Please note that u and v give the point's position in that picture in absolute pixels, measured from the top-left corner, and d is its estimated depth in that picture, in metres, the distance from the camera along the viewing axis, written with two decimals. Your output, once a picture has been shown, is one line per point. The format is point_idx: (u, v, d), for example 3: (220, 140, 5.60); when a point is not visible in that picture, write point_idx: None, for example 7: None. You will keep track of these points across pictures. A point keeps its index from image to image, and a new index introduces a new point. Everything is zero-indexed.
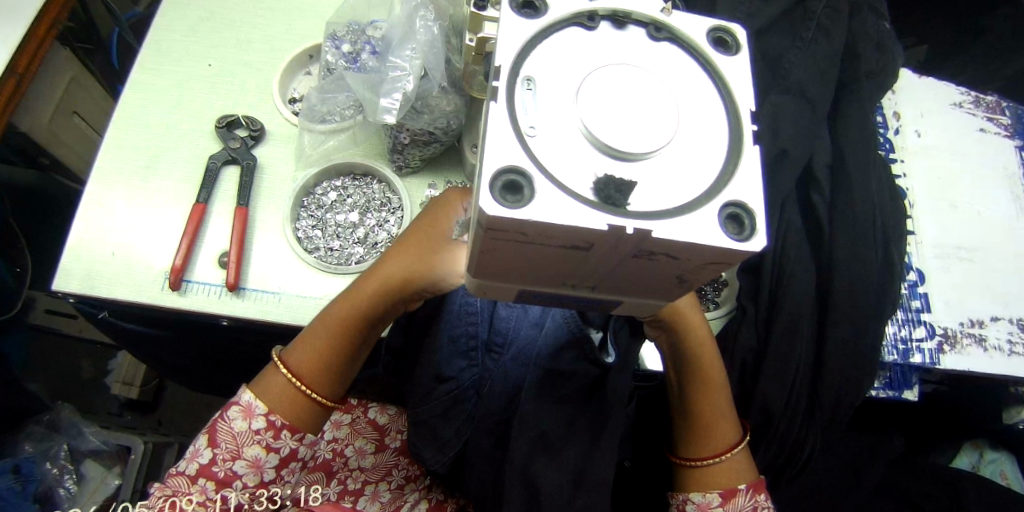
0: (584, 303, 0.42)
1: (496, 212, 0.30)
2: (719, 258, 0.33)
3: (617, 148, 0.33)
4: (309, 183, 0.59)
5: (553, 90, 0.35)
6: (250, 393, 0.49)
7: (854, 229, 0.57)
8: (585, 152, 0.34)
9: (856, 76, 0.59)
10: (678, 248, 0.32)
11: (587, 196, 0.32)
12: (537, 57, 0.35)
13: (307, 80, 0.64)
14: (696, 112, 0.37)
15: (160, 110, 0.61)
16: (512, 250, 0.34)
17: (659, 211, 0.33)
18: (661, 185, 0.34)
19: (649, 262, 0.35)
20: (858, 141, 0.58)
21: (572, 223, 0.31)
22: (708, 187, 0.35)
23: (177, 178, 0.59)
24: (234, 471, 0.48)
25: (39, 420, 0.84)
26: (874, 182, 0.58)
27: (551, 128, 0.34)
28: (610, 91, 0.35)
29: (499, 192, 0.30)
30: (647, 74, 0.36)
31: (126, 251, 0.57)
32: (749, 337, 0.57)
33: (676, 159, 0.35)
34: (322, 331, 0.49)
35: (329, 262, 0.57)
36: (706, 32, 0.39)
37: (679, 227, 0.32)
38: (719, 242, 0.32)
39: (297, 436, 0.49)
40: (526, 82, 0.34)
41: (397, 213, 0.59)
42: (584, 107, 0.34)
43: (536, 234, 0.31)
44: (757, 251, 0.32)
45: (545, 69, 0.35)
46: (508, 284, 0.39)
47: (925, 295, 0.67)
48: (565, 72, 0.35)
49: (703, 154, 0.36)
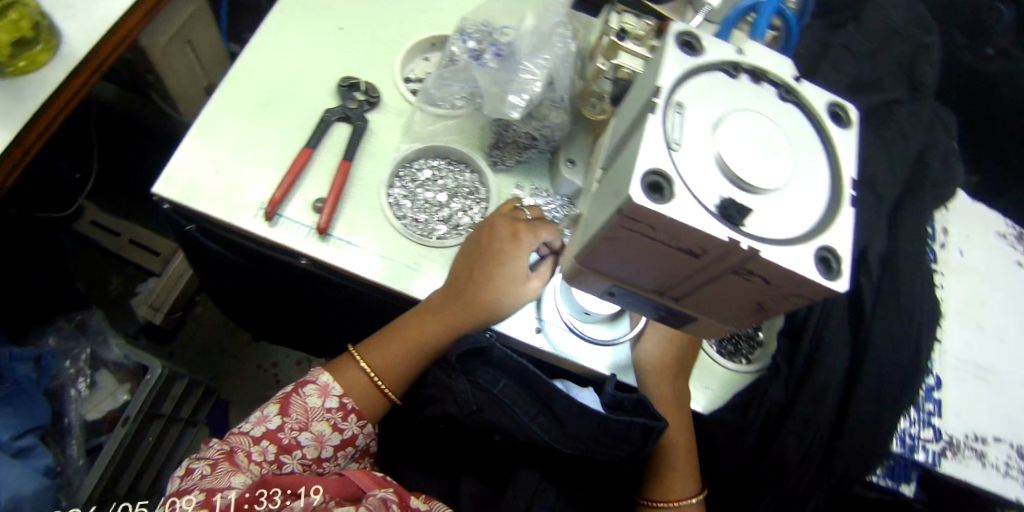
0: (662, 311, 0.48)
1: (640, 201, 0.35)
2: (806, 289, 0.39)
3: (744, 178, 0.38)
4: (410, 156, 0.63)
5: (697, 119, 0.40)
6: (327, 376, 0.57)
7: (893, 319, 0.61)
8: (714, 175, 0.39)
9: (922, 184, 0.65)
10: (777, 271, 0.38)
11: (712, 206, 0.38)
12: (688, 90, 0.41)
13: (424, 64, 0.69)
14: (808, 169, 0.42)
15: (290, 56, 0.66)
16: (633, 241, 0.39)
17: (767, 238, 0.38)
18: (774, 216, 0.39)
19: (744, 281, 0.40)
20: (913, 239, 0.63)
21: (700, 227, 0.36)
22: (807, 230, 0.40)
23: (291, 120, 0.63)
24: (297, 440, 0.54)
25: (70, 318, 0.86)
26: (920, 281, 0.63)
27: (691, 146, 0.39)
28: (745, 131, 0.40)
29: (644, 187, 0.36)
30: (775, 126, 0.42)
31: (229, 173, 0.60)
32: (778, 393, 0.60)
33: (788, 198, 0.40)
34: (397, 342, 0.58)
35: (414, 232, 0.61)
36: (827, 105, 0.44)
37: (783, 254, 0.38)
38: (813, 274, 0.38)
39: (360, 422, 0.57)
40: (677, 106, 0.40)
41: (482, 204, 0.63)
42: (722, 140, 0.39)
43: (662, 231, 0.37)
44: (842, 291, 0.37)
45: (693, 100, 0.41)
46: (607, 276, 0.45)
47: (939, 400, 0.70)
48: (709, 105, 0.41)
49: (808, 202, 0.41)
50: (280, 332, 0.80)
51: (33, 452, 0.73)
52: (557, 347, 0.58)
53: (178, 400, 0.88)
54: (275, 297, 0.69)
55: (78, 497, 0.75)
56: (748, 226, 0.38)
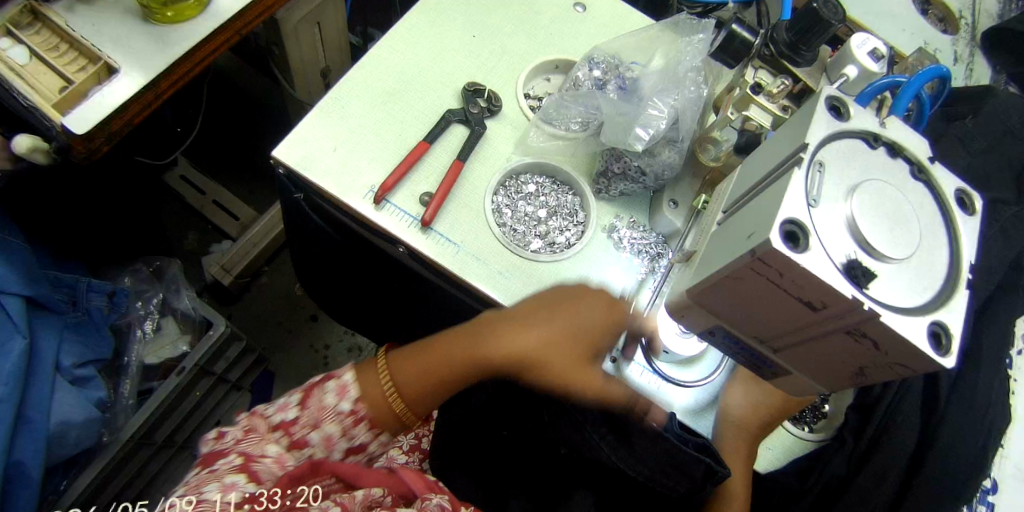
0: (754, 359, 0.48)
1: (777, 247, 0.37)
2: (915, 361, 0.40)
3: (876, 245, 0.40)
4: (518, 168, 0.66)
5: (835, 181, 0.42)
6: (349, 375, 0.55)
7: (966, 413, 0.61)
8: (844, 235, 0.40)
9: (1015, 287, 0.65)
10: (891, 340, 0.38)
11: (839, 264, 0.39)
12: (829, 151, 0.42)
13: (544, 84, 0.72)
14: (932, 247, 0.43)
15: (421, 55, 0.70)
16: (752, 286, 0.41)
17: (889, 305, 0.39)
18: (896, 286, 0.40)
19: (852, 343, 0.41)
20: (997, 337, 0.63)
21: (828, 281, 0.37)
22: (924, 306, 0.40)
23: (412, 114, 0.66)
24: (308, 438, 0.52)
25: (149, 263, 0.91)
26: (997, 382, 0.63)
27: (828, 206, 0.40)
28: (879, 200, 0.42)
29: (781, 234, 0.38)
30: (908, 202, 0.43)
31: (346, 151, 0.63)
32: (839, 466, 0.60)
33: (910, 272, 0.41)
34: (429, 357, 0.56)
35: (510, 241, 0.62)
36: (956, 190, 0.45)
37: (902, 322, 0.38)
38: (927, 347, 0.38)
39: (372, 431, 0.55)
40: (818, 165, 0.41)
41: (579, 226, 0.65)
42: (856, 204, 0.41)
43: (789, 280, 0.38)
44: (952, 369, 0.38)
45: (832, 162, 0.42)
46: (712, 314, 0.46)
47: (993, 505, 0.69)
48: (847, 170, 0.43)
49: (929, 278, 0.42)
50: (346, 311, 0.82)
51: (89, 383, 0.75)
52: (630, 379, 0.59)
53: (231, 360, 0.91)
54: (358, 279, 0.72)
55: (121, 435, 0.77)
56: (871, 290, 0.39)
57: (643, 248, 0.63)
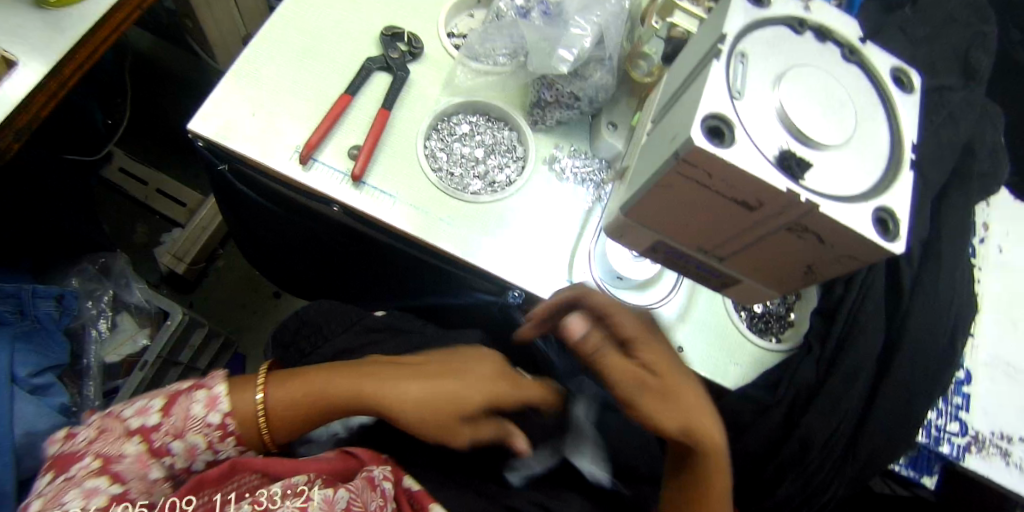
0: (703, 271, 0.46)
1: (701, 145, 0.33)
2: (859, 251, 0.37)
3: (808, 134, 0.36)
4: (449, 110, 0.63)
5: (759, 70, 0.38)
6: (224, 386, 0.50)
7: (932, 305, 0.60)
8: (774, 127, 0.36)
9: (969, 173, 0.63)
10: (834, 229, 0.35)
11: (771, 157, 0.35)
12: (750, 42, 0.39)
13: (468, 21, 0.68)
14: (870, 126, 0.39)
15: (334, 4, 0.65)
16: (683, 192, 0.37)
17: (829, 194, 0.36)
18: (835, 173, 0.37)
19: (795, 240, 0.38)
20: (956, 225, 0.62)
21: (760, 176, 0.34)
22: (866, 190, 0.37)
23: (331, 68, 0.62)
24: (167, 448, 0.47)
25: (94, 261, 0.86)
26: (960, 271, 0.61)
27: (753, 96, 0.37)
28: (809, 85, 0.38)
29: (704, 131, 0.34)
30: (840, 85, 0.40)
31: (266, 115, 0.60)
32: (809, 371, 0.59)
33: (850, 157, 0.38)
34: (304, 387, 0.51)
35: (449, 186, 0.60)
36: (890, 69, 0.42)
37: (843, 211, 0.35)
38: (872, 233, 0.35)
39: (239, 448, 0.50)
40: (739, 56, 0.38)
41: (519, 163, 0.63)
42: (784, 92, 0.37)
43: (718, 179, 0.35)
44: (899, 254, 0.35)
45: (755, 52, 0.39)
46: (650, 230, 0.43)
47: (968, 395, 0.69)
48: (771, 58, 0.39)
49: (871, 159, 0.38)
50: (303, 283, 0.80)
51: (51, 390, 0.73)
52: None
53: (195, 352, 0.89)
54: (305, 247, 0.69)
55: None
56: (807, 181, 0.35)
57: (586, 176, 0.62)
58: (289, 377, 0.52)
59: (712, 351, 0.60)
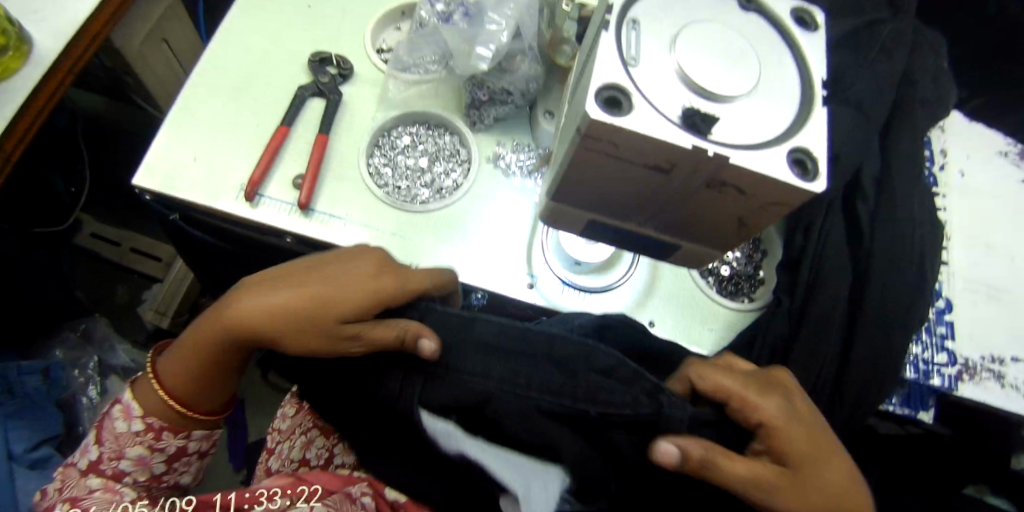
0: (645, 244, 0.45)
1: (599, 118, 0.33)
2: (783, 198, 0.36)
3: (710, 89, 0.35)
4: (386, 124, 0.63)
5: (654, 33, 0.37)
6: (129, 393, 0.46)
7: (893, 239, 0.59)
8: (675, 88, 0.36)
9: (911, 102, 0.63)
10: (752, 180, 0.35)
11: (675, 119, 0.35)
12: (642, 7, 0.38)
13: (395, 34, 0.69)
14: (774, 71, 0.38)
15: (260, 40, 0.66)
16: (600, 167, 0.37)
17: (740, 145, 0.35)
18: (744, 123, 0.36)
19: (719, 196, 0.37)
20: (906, 156, 0.61)
21: (663, 137, 0.33)
22: (779, 134, 0.36)
23: (265, 102, 0.63)
24: (119, 469, 0.45)
25: (74, 327, 0.88)
26: (917, 200, 0.61)
27: (649, 62, 0.36)
28: (708, 38, 0.37)
29: (600, 103, 0.33)
30: (738, 35, 0.39)
31: (206, 158, 0.60)
32: (781, 325, 0.59)
33: (760, 105, 0.37)
34: (189, 348, 0.43)
35: (396, 199, 0.60)
36: (790, 12, 0.41)
37: (756, 159, 0.34)
38: (789, 177, 0.34)
39: (182, 436, 0.47)
40: (631, 23, 0.37)
41: (463, 165, 0.63)
42: (681, 53, 0.36)
43: (626, 149, 0.34)
44: (819, 192, 0.34)
45: (648, 15, 0.38)
46: (582, 210, 0.42)
47: (950, 324, 0.69)
48: (667, 20, 0.38)
49: (778, 105, 0.37)
50: None
51: (50, 462, 0.73)
52: (550, 301, 0.58)
53: None
54: None
55: None
56: (714, 136, 0.35)
57: (530, 167, 0.62)
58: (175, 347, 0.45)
59: (684, 321, 0.61)
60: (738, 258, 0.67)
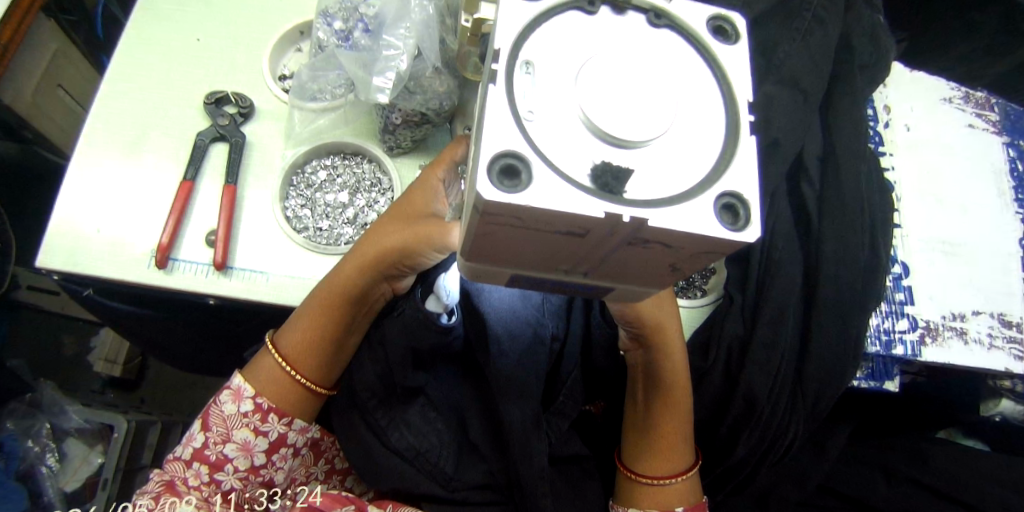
0: (574, 288, 0.40)
1: (493, 197, 0.28)
2: (714, 247, 0.32)
3: (619, 135, 0.32)
4: (298, 161, 0.58)
5: (554, 76, 0.33)
6: (241, 378, 0.54)
7: (843, 222, 0.56)
8: (583, 139, 0.32)
9: (850, 70, 0.60)
10: (673, 236, 0.31)
11: (584, 179, 0.31)
12: (535, 42, 0.34)
13: (297, 56, 0.64)
14: (693, 102, 0.35)
15: (150, 85, 0.60)
16: (507, 235, 0.32)
17: (655, 199, 0.31)
18: (659, 172, 0.32)
19: (644, 250, 0.33)
20: (850, 132, 0.58)
21: (568, 209, 0.29)
22: (703, 177, 0.33)
23: (165, 155, 0.58)
24: (224, 454, 0.52)
25: (21, 398, 0.85)
26: (864, 173, 0.58)
27: (549, 114, 0.32)
28: (614, 75, 0.33)
29: (495, 175, 0.29)
30: (647, 63, 0.35)
31: (112, 228, 0.55)
32: (736, 325, 0.57)
33: (672, 146, 0.33)
34: (319, 307, 0.52)
35: (318, 242, 0.56)
36: (706, 21, 0.38)
37: (675, 215, 0.30)
38: (716, 233, 0.30)
39: (285, 420, 0.54)
40: (524, 66, 0.33)
41: (386, 194, 0.59)
42: (585, 93, 0.32)
43: (533, 220, 0.30)
44: (752, 242, 0.30)
45: (545, 54, 0.34)
46: (498, 268, 0.38)
47: (909, 288, 0.67)
48: (564, 59, 0.34)
49: (699, 141, 0.34)
50: (224, 364, 0.77)
51: None
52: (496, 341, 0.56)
53: (155, 448, 0.88)
54: (208, 333, 0.66)
55: None
56: (627, 193, 0.31)
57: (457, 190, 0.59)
58: (291, 325, 0.54)
59: None
60: None
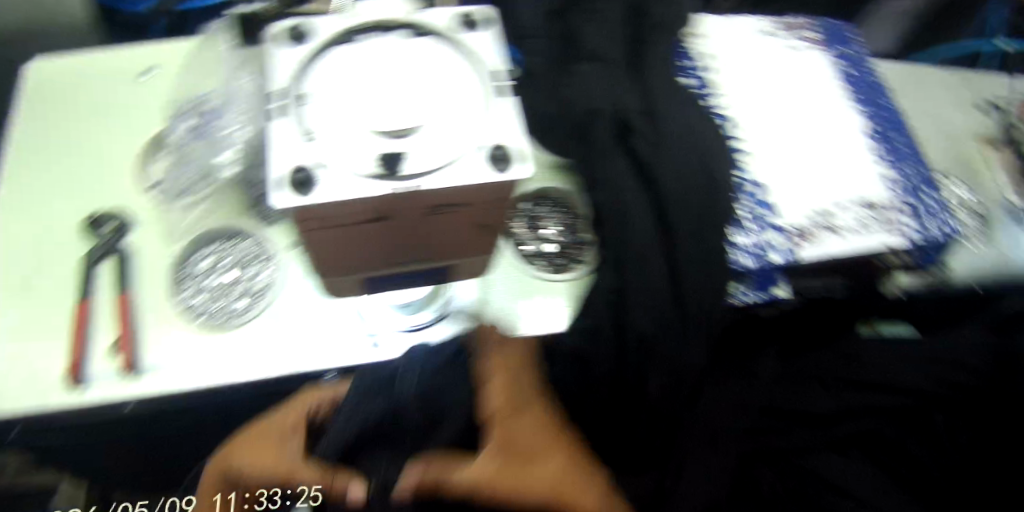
0: (419, 278, 0.48)
1: (291, 202, 0.36)
2: (495, 190, 0.39)
3: (388, 127, 0.38)
4: (183, 255, 0.62)
5: (329, 97, 0.40)
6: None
7: (675, 160, 0.62)
8: (364, 136, 0.38)
9: (643, 31, 0.67)
10: (451, 196, 0.38)
11: (366, 173, 0.37)
12: (311, 79, 0.42)
13: (161, 161, 0.68)
14: (454, 82, 0.42)
15: (31, 226, 0.64)
16: (330, 236, 0.40)
17: (434, 163, 0.37)
18: (434, 146, 0.38)
19: (442, 217, 0.41)
20: (658, 82, 0.65)
21: (356, 193, 0.36)
22: (470, 133, 0.39)
23: (56, 284, 0.61)
24: None
25: None
26: (682, 114, 0.64)
27: (330, 128, 0.39)
28: (376, 83, 0.40)
29: (294, 185, 0.36)
30: (406, 64, 0.41)
31: (17, 366, 0.57)
32: (608, 278, 0.61)
33: (444, 114, 0.40)
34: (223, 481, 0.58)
35: (216, 322, 0.59)
36: (451, 18, 0.45)
37: (448, 172, 0.38)
38: (483, 175, 0.38)
39: None
40: (299, 99, 0.40)
41: (271, 261, 0.63)
42: (352, 104, 0.40)
43: (338, 212, 0.37)
44: (519, 175, 0.37)
45: (321, 85, 0.41)
46: (347, 277, 0.45)
47: (768, 203, 0.72)
48: (341, 84, 0.41)
49: (462, 107, 0.40)
50: None
51: None
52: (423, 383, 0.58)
53: None
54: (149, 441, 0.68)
55: None
56: (406, 166, 0.37)
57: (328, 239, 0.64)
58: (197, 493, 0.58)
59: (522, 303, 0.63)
60: (558, 232, 0.67)
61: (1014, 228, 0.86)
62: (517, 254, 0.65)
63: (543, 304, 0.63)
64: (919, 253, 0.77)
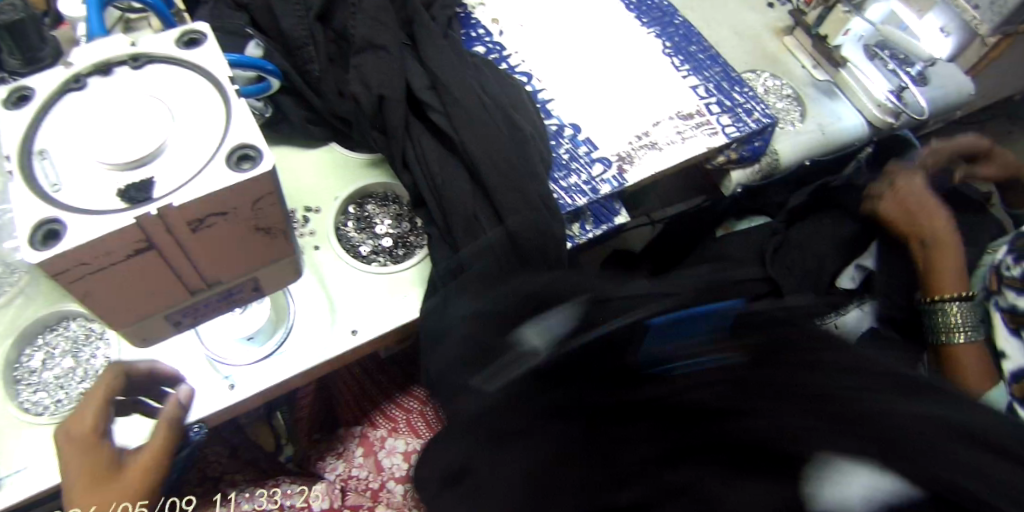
0: (231, 295, 0.44)
1: (42, 259, 0.31)
2: (256, 192, 0.35)
3: (132, 157, 0.34)
4: (10, 357, 0.59)
5: (69, 152, 0.35)
6: None
7: (472, 120, 0.64)
8: (108, 178, 0.34)
9: (412, 14, 0.70)
10: (209, 205, 0.34)
11: (116, 205, 0.33)
12: (46, 133, 0.36)
13: None
14: (196, 106, 0.37)
15: None
16: (100, 288, 0.35)
17: (182, 181, 0.34)
18: (181, 164, 0.35)
19: (212, 230, 0.36)
20: (436, 54, 0.67)
21: (105, 231, 0.32)
22: (214, 142, 0.35)
23: None
24: None
25: None
26: (468, 78, 0.67)
27: (74, 176, 0.34)
28: (110, 122, 0.35)
29: (39, 243, 0.31)
30: (145, 97, 0.37)
31: None
32: (441, 250, 0.63)
33: (189, 136, 0.36)
34: None
35: (63, 413, 0.57)
36: (172, 41, 0.39)
37: (194, 186, 0.33)
38: (223, 180, 0.33)
39: None
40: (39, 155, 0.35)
41: (105, 337, 0.61)
42: (94, 147, 0.34)
43: (97, 257, 0.33)
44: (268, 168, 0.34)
45: (58, 138, 0.36)
46: (147, 318, 0.41)
47: (587, 139, 0.75)
48: (75, 134, 0.36)
49: (207, 126, 0.36)
50: None
51: None
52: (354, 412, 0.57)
53: None
54: None
55: None
56: (154, 191, 0.33)
57: None
58: None
59: (376, 302, 0.63)
60: (388, 225, 0.68)
61: (825, 100, 0.94)
62: (355, 256, 0.65)
63: (397, 292, 0.64)
64: (741, 147, 0.82)
